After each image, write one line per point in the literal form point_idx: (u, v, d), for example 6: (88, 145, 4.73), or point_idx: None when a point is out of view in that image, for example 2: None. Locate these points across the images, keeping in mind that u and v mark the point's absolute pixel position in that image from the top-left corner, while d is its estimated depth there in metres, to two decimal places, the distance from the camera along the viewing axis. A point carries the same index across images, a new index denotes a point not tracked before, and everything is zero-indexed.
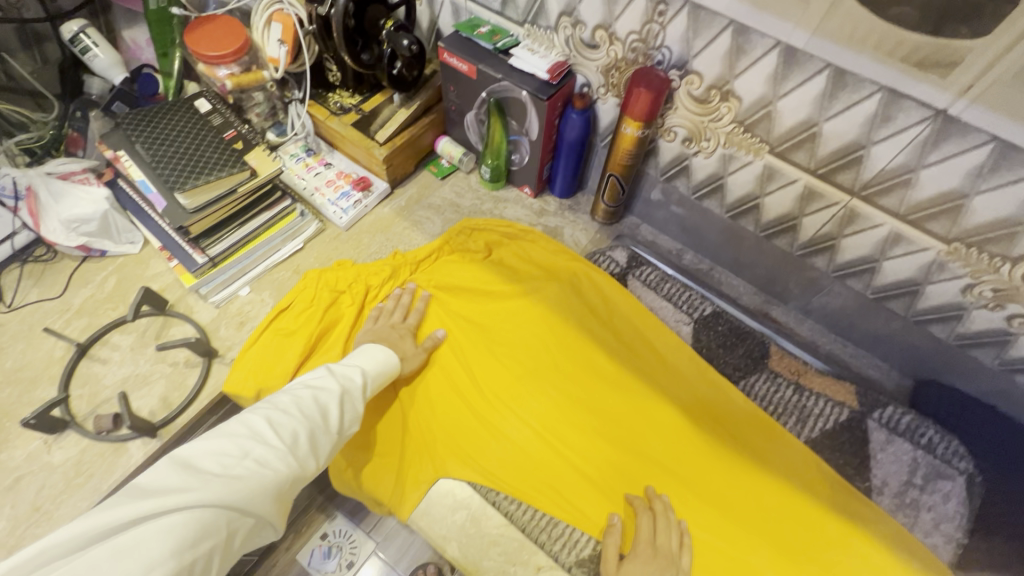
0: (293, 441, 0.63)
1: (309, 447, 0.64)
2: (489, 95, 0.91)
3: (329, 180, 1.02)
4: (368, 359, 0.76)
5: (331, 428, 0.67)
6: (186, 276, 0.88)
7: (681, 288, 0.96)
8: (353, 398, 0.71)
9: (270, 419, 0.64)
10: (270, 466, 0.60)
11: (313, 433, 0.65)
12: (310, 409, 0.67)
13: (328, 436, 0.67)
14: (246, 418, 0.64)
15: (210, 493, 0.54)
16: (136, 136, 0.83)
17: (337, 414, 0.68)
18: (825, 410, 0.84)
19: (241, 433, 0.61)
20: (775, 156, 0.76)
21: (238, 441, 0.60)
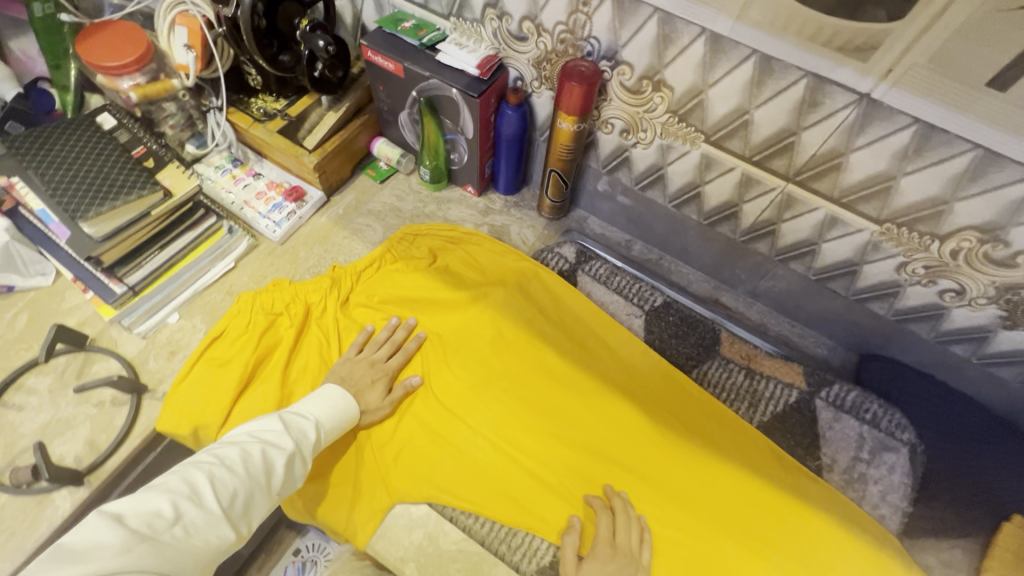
0: (230, 501, 0.61)
1: (244, 509, 0.62)
2: (419, 94, 0.87)
3: (259, 192, 0.96)
4: (324, 408, 0.74)
5: (274, 487, 0.66)
6: (105, 307, 0.82)
7: (631, 280, 0.95)
8: (304, 454, 0.69)
9: (212, 475, 0.62)
10: (202, 527, 0.58)
11: (251, 493, 0.63)
12: (253, 467, 0.64)
13: (267, 497, 0.65)
14: (187, 473, 0.61)
15: (138, 561, 0.52)
16: (28, 161, 0.75)
17: (282, 473, 0.66)
18: (775, 393, 0.85)
19: (176, 491, 0.59)
20: (710, 145, 0.74)
21: (174, 502, 0.58)
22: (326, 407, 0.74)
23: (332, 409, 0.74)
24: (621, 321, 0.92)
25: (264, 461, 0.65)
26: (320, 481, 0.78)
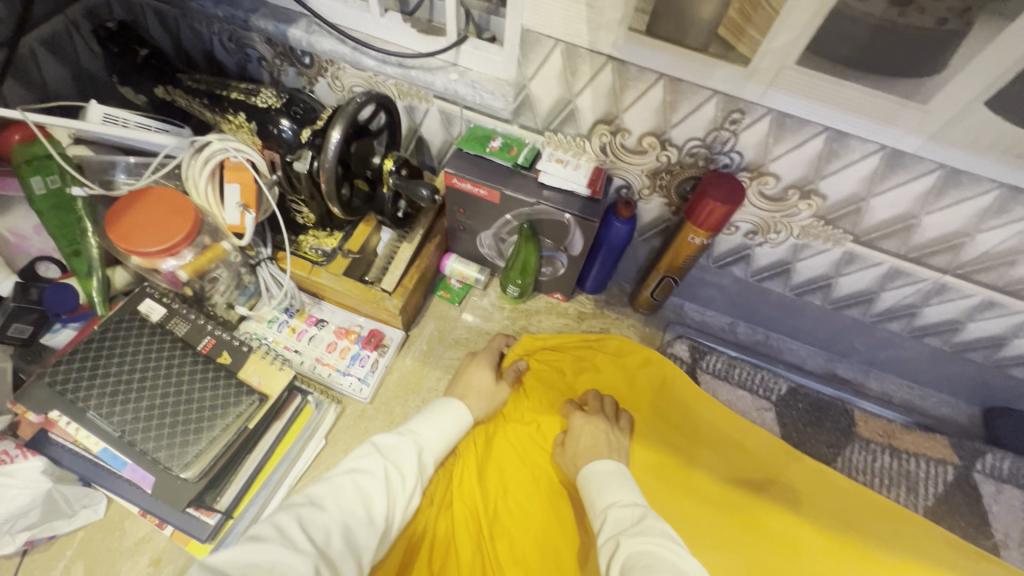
0: (327, 542, 0.46)
1: (346, 548, 0.47)
2: (516, 217, 0.78)
3: (330, 344, 0.83)
4: (422, 420, 0.64)
5: (376, 518, 0.51)
6: (194, 543, 0.67)
7: (751, 369, 0.90)
8: (400, 475, 0.56)
9: (300, 515, 0.47)
10: (306, 563, 0.42)
11: (349, 525, 0.49)
12: (349, 493, 0.51)
13: (371, 526, 0.50)
14: (273, 518, 0.46)
15: None
16: (84, 397, 0.59)
17: (383, 501, 0.52)
18: (930, 472, 0.83)
19: (269, 532, 0.44)
20: (859, 245, 0.70)
21: (268, 549, 0.42)
22: (436, 419, 0.65)
23: (439, 420, 0.65)
24: (754, 417, 0.87)
25: (366, 481, 0.53)
26: None
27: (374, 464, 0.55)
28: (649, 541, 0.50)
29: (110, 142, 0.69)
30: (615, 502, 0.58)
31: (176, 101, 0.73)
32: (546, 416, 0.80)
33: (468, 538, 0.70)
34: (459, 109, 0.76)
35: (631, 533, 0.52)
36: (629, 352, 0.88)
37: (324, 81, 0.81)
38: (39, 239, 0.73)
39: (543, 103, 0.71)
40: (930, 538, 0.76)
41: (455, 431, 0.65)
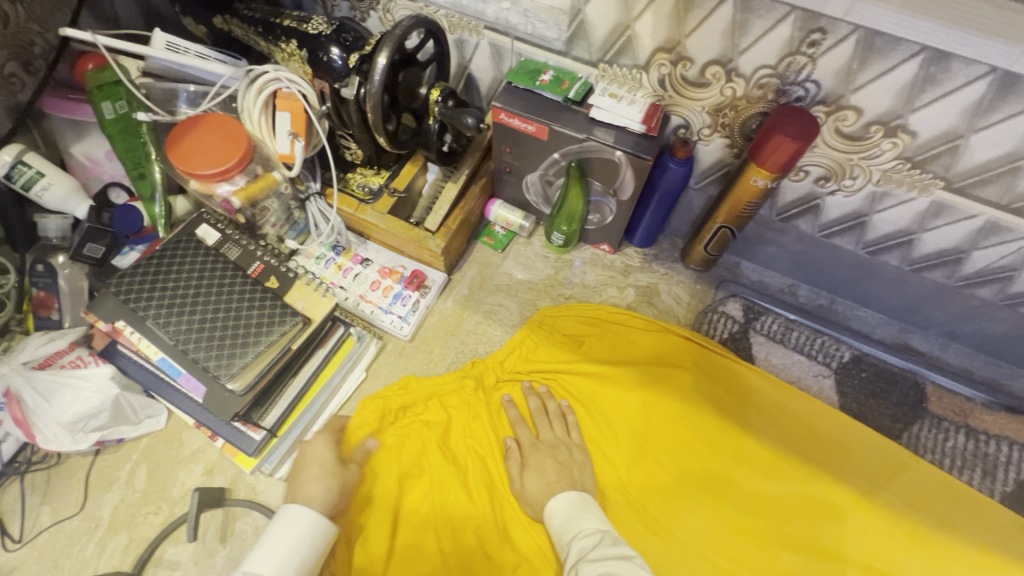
0: None
1: None
2: (564, 156, 0.74)
3: (373, 282, 0.84)
4: (253, 559, 0.53)
5: None
6: (243, 456, 0.71)
7: (811, 334, 0.84)
8: None
9: None
10: None
11: None
12: None
13: None
14: None
15: None
16: (144, 307, 0.63)
17: None
18: (1012, 457, 0.75)
19: None
20: (950, 193, 0.62)
21: None
22: (271, 545, 0.54)
23: (281, 544, 0.55)
24: (809, 384, 0.81)
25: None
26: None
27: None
28: (612, 564, 0.53)
29: (174, 71, 0.71)
30: (579, 532, 0.60)
31: (234, 31, 0.74)
32: (566, 371, 0.78)
33: (482, 490, 0.71)
34: (511, 41, 0.73)
35: (592, 557, 0.55)
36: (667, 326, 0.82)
37: (375, 15, 0.80)
38: (110, 165, 0.78)
39: (598, 30, 0.66)
40: (995, 520, 0.71)
41: (300, 548, 0.55)
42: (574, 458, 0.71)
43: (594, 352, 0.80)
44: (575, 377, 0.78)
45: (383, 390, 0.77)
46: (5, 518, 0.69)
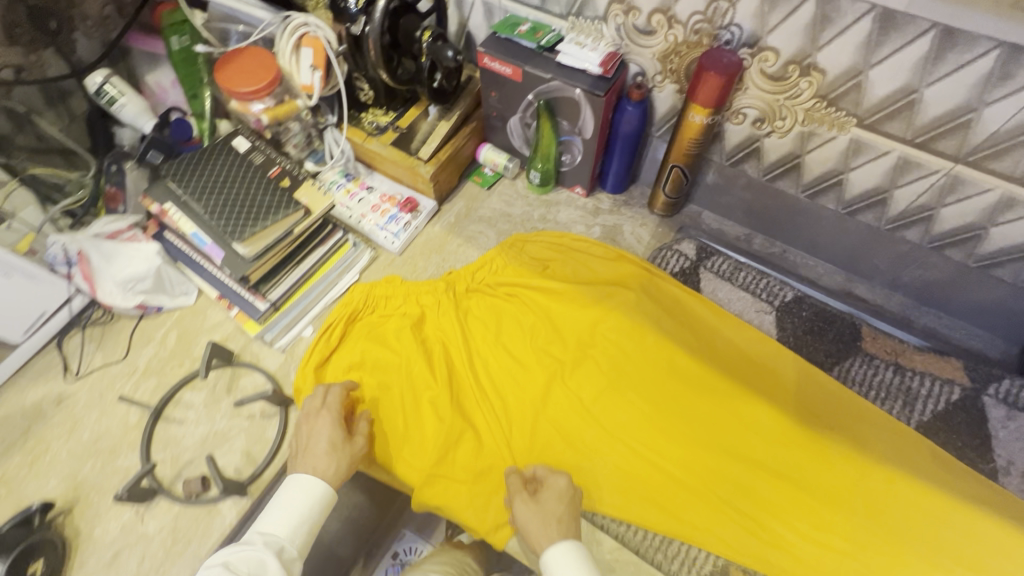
0: None
1: None
2: (537, 97, 0.87)
3: (374, 205, 0.97)
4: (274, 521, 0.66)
5: None
6: (250, 323, 0.86)
7: (758, 275, 0.91)
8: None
9: None
10: None
11: None
12: None
13: None
14: None
15: None
16: (184, 191, 0.81)
17: None
18: (934, 390, 0.79)
19: None
20: (864, 129, 0.70)
21: None
22: (282, 510, 0.66)
23: (288, 506, 0.67)
24: (751, 318, 0.88)
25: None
26: (448, 452, 0.78)
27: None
28: None
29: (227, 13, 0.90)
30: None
31: None
32: (524, 285, 0.89)
33: (438, 372, 0.83)
34: None
35: None
36: (621, 255, 0.92)
37: None
38: (172, 92, 0.96)
39: None
40: (906, 443, 0.76)
41: (306, 513, 0.67)
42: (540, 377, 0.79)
43: (554, 273, 0.91)
44: (532, 290, 0.89)
45: (372, 281, 0.91)
46: (68, 357, 0.87)
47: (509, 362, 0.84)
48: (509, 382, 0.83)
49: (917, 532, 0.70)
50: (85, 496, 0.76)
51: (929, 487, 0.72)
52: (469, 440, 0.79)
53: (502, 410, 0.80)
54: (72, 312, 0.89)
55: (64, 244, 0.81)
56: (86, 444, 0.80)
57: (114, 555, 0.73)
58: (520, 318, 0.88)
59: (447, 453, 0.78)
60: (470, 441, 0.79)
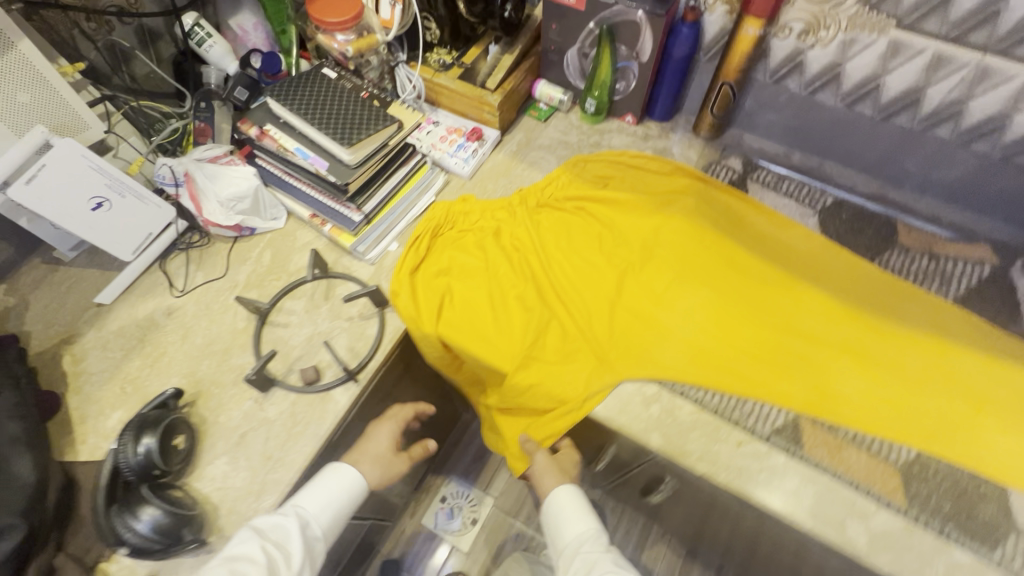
0: None
1: None
2: (598, 25, 0.96)
3: (442, 136, 1.05)
4: (312, 496, 0.77)
5: None
6: (344, 236, 0.93)
7: (800, 184, 1.00)
8: (279, 561, 0.68)
9: None
10: None
11: None
12: None
13: None
14: None
15: None
16: (284, 112, 0.89)
17: None
18: (966, 270, 0.89)
19: None
20: (902, 30, 0.79)
21: None
22: (319, 490, 0.78)
23: (324, 489, 0.78)
24: (797, 221, 0.97)
25: (246, 567, 0.65)
26: (537, 338, 0.85)
27: (254, 549, 0.67)
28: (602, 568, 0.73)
29: None
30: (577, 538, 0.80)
31: None
32: (591, 200, 0.98)
33: (520, 274, 0.91)
34: None
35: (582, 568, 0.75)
36: (677, 168, 1.00)
37: None
38: (253, 35, 1.04)
39: None
40: (946, 315, 0.86)
41: (339, 497, 0.78)
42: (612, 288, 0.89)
43: (616, 187, 0.99)
44: (599, 202, 0.97)
45: (450, 201, 0.98)
46: (173, 276, 0.94)
47: (582, 264, 0.92)
48: (584, 280, 0.91)
49: (961, 385, 0.79)
50: (206, 389, 0.83)
51: (963, 347, 0.82)
52: (555, 328, 0.87)
53: (582, 304, 0.88)
54: (177, 233, 0.96)
55: (172, 164, 0.89)
56: (200, 346, 0.87)
57: (241, 436, 0.79)
58: (590, 228, 0.96)
59: (536, 339, 0.86)
60: (555, 329, 0.87)
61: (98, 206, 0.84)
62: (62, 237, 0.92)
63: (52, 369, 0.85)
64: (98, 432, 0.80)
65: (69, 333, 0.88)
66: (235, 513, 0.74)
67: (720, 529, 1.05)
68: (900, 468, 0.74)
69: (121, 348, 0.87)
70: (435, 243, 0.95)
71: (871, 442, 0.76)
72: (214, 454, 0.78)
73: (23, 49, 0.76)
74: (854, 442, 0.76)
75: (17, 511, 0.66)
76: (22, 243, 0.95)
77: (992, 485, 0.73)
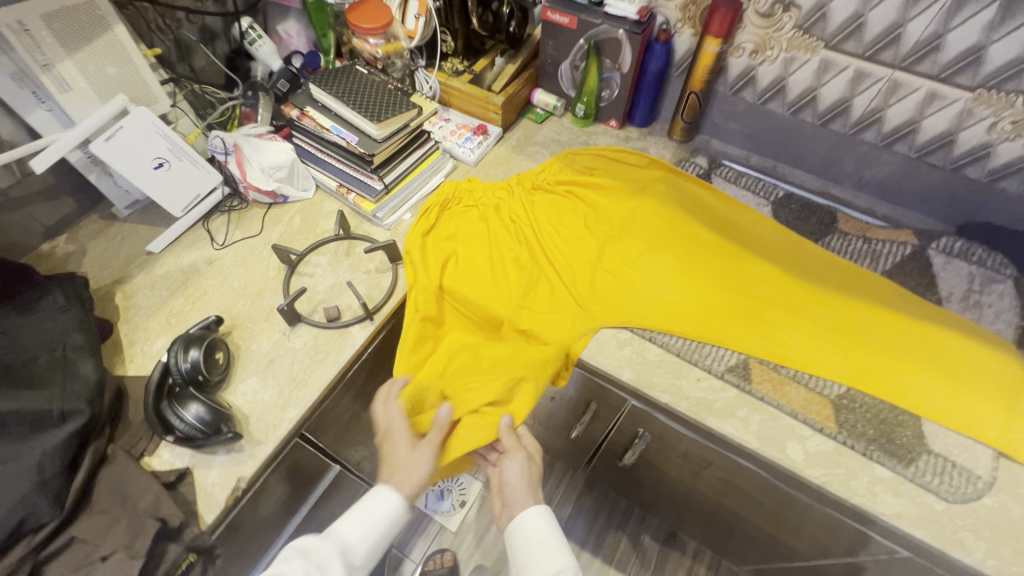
0: None
1: None
2: (587, 41, 1.15)
3: (453, 130, 1.22)
4: (353, 513, 0.82)
5: None
6: (366, 203, 1.08)
7: (756, 180, 1.18)
8: None
9: None
10: None
11: None
12: None
13: None
14: None
15: None
16: (323, 97, 1.07)
17: None
18: (892, 249, 1.05)
19: None
20: (829, 49, 0.99)
21: None
22: (359, 504, 0.83)
23: (365, 510, 0.82)
24: (753, 209, 1.14)
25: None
26: (528, 290, 1.00)
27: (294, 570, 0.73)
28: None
29: None
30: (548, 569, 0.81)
31: None
32: (578, 185, 1.14)
33: (514, 241, 1.06)
34: None
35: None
36: (652, 162, 1.18)
37: None
38: (296, 39, 1.21)
39: None
40: (876, 283, 1.01)
41: (378, 512, 0.82)
42: (594, 254, 1.04)
43: (601, 175, 1.17)
44: (584, 187, 1.14)
45: (457, 182, 1.15)
46: (215, 233, 1.08)
47: (568, 235, 1.08)
48: (569, 248, 1.06)
49: (884, 339, 0.93)
50: (241, 323, 0.96)
51: (887, 311, 0.97)
52: (544, 284, 1.01)
53: (567, 265, 1.03)
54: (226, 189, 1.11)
55: (224, 137, 1.05)
56: (237, 289, 1.00)
57: (270, 361, 0.92)
58: (576, 207, 1.12)
59: (527, 292, 1.00)
60: (543, 285, 1.01)
61: (160, 165, 0.98)
62: (122, 194, 1.08)
63: (106, 302, 0.98)
64: (145, 353, 0.92)
65: (121, 274, 1.02)
66: (262, 421, 0.86)
67: (686, 484, 1.17)
68: (831, 400, 0.88)
69: (166, 288, 1.00)
70: (443, 215, 1.11)
71: (807, 379, 0.90)
72: (245, 374, 0.90)
73: (116, 32, 0.93)
74: (793, 379, 0.90)
75: (83, 400, 0.78)
76: (85, 200, 1.09)
77: (907, 415, 0.86)
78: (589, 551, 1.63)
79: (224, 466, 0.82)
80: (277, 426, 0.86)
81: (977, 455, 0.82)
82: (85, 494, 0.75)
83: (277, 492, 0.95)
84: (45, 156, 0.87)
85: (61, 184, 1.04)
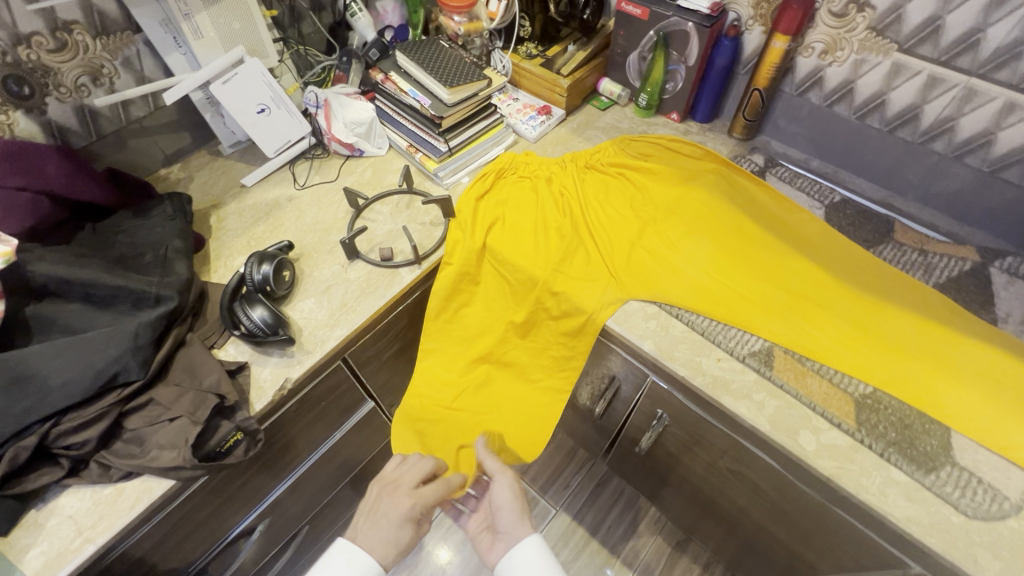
0: None
1: None
2: (656, 33, 1.19)
3: (519, 109, 1.30)
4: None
5: None
6: (430, 162, 1.19)
7: (813, 182, 1.17)
8: None
9: None
10: None
11: None
12: None
13: None
14: None
15: None
16: (406, 65, 1.19)
17: None
18: (949, 263, 1.02)
19: None
20: (902, 53, 0.98)
21: None
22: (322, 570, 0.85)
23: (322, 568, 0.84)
24: (805, 209, 1.12)
25: None
26: (565, 257, 1.06)
27: None
28: None
29: None
30: None
31: None
32: (629, 168, 1.19)
33: (559, 212, 1.12)
34: None
35: None
36: (706, 154, 1.20)
37: None
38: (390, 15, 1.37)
39: None
40: (925, 294, 0.97)
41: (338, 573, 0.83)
42: (634, 232, 1.08)
43: (653, 161, 1.20)
44: (635, 171, 1.18)
45: (516, 154, 1.23)
46: (298, 176, 1.23)
47: (611, 213, 1.12)
48: (611, 224, 1.10)
49: (924, 348, 0.90)
50: (308, 252, 1.09)
51: (934, 320, 0.94)
52: (581, 253, 1.07)
53: (606, 238, 1.07)
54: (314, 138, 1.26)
55: (317, 92, 1.20)
56: (309, 225, 1.13)
57: (327, 287, 1.04)
58: (625, 188, 1.16)
59: (562, 259, 1.05)
60: (580, 255, 1.06)
61: (262, 110, 1.14)
62: (228, 134, 1.25)
63: (202, 221, 1.14)
64: (228, 266, 1.07)
65: (216, 201, 1.18)
66: (314, 335, 0.98)
67: (699, 475, 1.17)
68: (853, 398, 0.86)
69: (251, 217, 1.15)
70: (498, 182, 1.19)
71: (833, 374, 0.89)
72: (305, 295, 1.02)
73: None
74: (817, 372, 0.89)
75: (175, 290, 0.92)
76: (198, 137, 1.27)
77: (935, 424, 0.83)
78: (599, 539, 1.64)
79: (277, 366, 0.94)
80: (324, 341, 0.97)
81: (1007, 476, 0.79)
82: (164, 368, 0.89)
83: (316, 407, 1.06)
84: (174, 92, 1.04)
85: (182, 120, 1.22)
